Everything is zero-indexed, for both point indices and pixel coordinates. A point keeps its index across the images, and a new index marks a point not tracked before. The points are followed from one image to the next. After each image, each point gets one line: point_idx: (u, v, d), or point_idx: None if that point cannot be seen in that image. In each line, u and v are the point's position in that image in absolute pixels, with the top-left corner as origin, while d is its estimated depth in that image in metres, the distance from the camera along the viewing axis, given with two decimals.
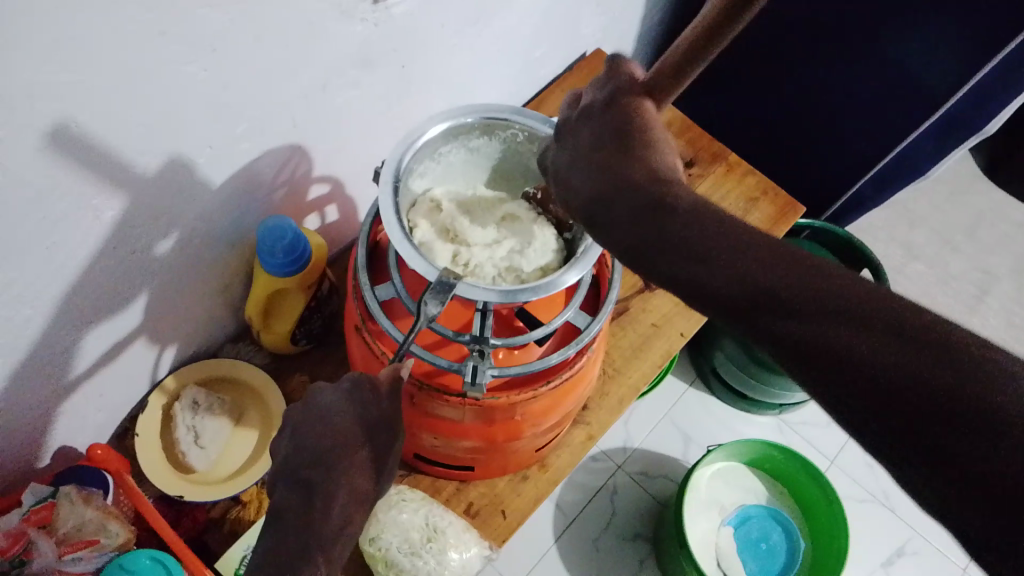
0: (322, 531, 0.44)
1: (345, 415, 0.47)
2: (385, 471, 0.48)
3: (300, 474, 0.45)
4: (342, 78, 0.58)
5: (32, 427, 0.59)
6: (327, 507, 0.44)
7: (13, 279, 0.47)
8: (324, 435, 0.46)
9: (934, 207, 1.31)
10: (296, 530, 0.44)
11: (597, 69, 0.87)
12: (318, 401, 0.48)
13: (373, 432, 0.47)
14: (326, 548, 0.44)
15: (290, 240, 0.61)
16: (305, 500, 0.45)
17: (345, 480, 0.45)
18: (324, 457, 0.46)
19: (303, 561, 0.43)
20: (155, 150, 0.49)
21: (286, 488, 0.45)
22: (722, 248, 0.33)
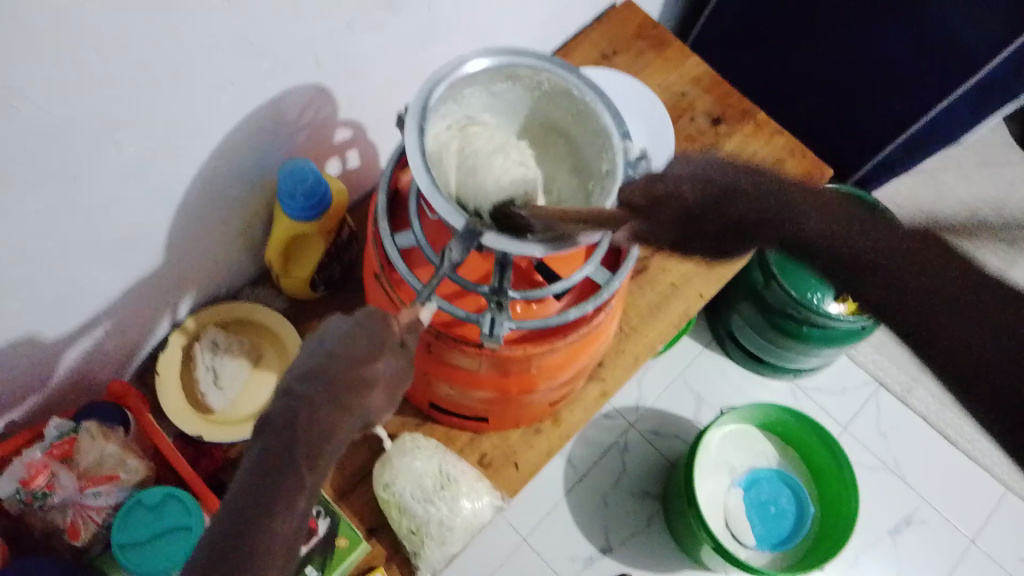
0: (307, 440, 0.43)
1: (345, 341, 0.46)
2: (374, 389, 0.47)
3: (292, 389, 0.44)
4: (367, 20, 0.57)
5: (54, 359, 0.60)
6: (313, 420, 0.43)
7: (35, 211, 0.47)
8: (321, 356, 0.45)
9: (963, 176, 1.27)
10: (281, 437, 0.42)
11: (625, 22, 0.85)
12: (324, 331, 0.48)
13: (377, 351, 0.47)
14: (313, 457, 0.43)
15: (311, 184, 0.61)
16: (293, 414, 0.43)
17: (336, 394, 0.45)
18: (318, 373, 0.45)
19: (289, 468, 0.42)
20: (176, 84, 0.48)
21: (278, 402, 0.44)
22: (825, 240, 0.33)
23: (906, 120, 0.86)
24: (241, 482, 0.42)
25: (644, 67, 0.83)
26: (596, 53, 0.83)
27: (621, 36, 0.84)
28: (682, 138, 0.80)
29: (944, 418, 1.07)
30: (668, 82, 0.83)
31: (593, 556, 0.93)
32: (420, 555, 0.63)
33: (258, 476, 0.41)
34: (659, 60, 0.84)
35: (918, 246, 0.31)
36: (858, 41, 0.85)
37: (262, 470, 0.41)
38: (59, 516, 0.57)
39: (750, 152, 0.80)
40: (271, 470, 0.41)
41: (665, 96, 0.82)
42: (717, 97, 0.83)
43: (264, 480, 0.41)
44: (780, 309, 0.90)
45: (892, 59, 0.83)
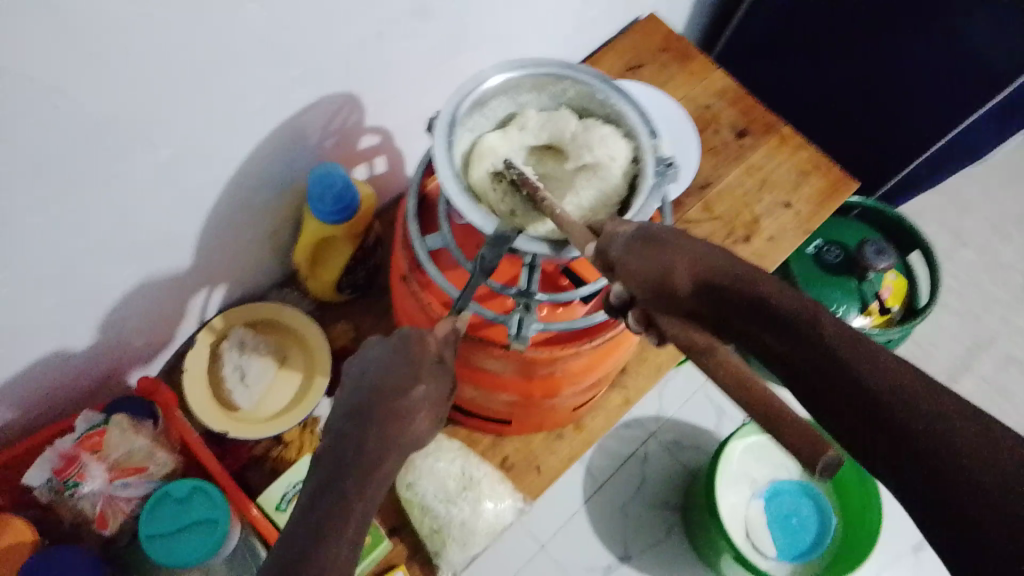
0: (355, 472, 0.41)
1: (383, 369, 0.45)
2: (417, 418, 0.45)
3: (341, 424, 0.43)
4: (397, 28, 0.58)
5: (85, 356, 0.61)
6: (359, 452, 0.41)
7: (74, 209, 0.49)
8: (363, 385, 0.45)
9: (989, 193, 1.26)
10: (332, 470, 0.41)
11: (650, 34, 0.85)
12: (363, 361, 0.47)
13: (412, 377, 0.45)
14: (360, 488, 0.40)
15: (340, 188, 0.62)
16: (342, 447, 0.42)
17: (379, 426, 0.43)
18: (363, 408, 0.43)
19: (335, 494, 0.39)
20: (212, 90, 0.50)
21: (327, 437, 0.43)
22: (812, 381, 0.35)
23: (932, 134, 0.86)
24: (292, 521, 0.39)
25: (669, 79, 0.84)
26: (620, 65, 0.84)
27: (646, 48, 0.85)
28: (706, 150, 0.81)
29: None
30: (692, 94, 0.83)
31: (611, 564, 0.93)
32: (442, 554, 0.64)
33: (310, 507, 0.39)
34: (684, 72, 0.84)
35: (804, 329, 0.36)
36: (883, 56, 0.85)
37: (314, 501, 0.39)
38: (90, 506, 0.58)
39: (775, 165, 0.81)
40: (322, 503, 0.39)
41: (689, 108, 0.83)
42: (741, 110, 0.83)
43: (314, 510, 0.39)
44: None
45: (918, 73, 0.83)
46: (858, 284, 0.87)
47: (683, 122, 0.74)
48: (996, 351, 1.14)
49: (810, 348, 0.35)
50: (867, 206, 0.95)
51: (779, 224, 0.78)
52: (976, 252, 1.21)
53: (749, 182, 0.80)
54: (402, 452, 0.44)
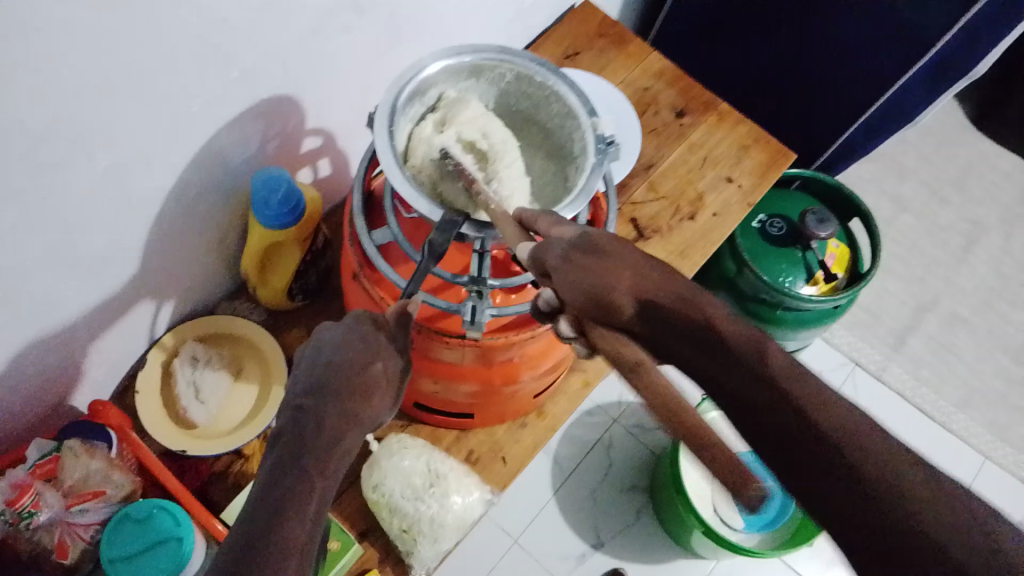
0: (315, 448, 0.40)
1: (343, 348, 0.46)
2: (377, 393, 0.45)
3: (297, 402, 0.42)
4: (333, 26, 0.58)
5: (34, 382, 0.59)
6: (319, 427, 0.41)
7: (10, 227, 0.47)
8: (321, 366, 0.44)
9: (922, 159, 1.31)
10: (292, 448, 0.40)
11: (585, 22, 0.87)
12: (318, 342, 0.46)
13: (371, 354, 0.46)
14: (321, 460, 0.40)
15: (284, 192, 0.61)
16: (300, 423, 0.41)
17: (340, 401, 0.43)
18: (321, 383, 0.43)
19: (295, 468, 0.38)
20: (147, 96, 0.49)
21: (284, 417, 0.42)
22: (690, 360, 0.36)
23: (863, 104, 0.89)
24: (249, 501, 0.37)
25: (607, 64, 0.85)
26: (559, 54, 0.84)
27: (582, 35, 0.86)
28: (648, 131, 0.82)
29: (919, 393, 1.10)
30: (630, 78, 0.85)
31: (585, 552, 0.94)
32: (414, 553, 0.63)
33: (267, 486, 0.38)
34: (621, 56, 0.85)
35: (717, 326, 0.35)
36: (813, 28, 0.87)
37: (273, 480, 0.38)
38: (46, 537, 0.56)
39: (715, 142, 0.82)
40: (285, 476, 0.38)
41: (628, 91, 0.84)
42: (679, 90, 0.85)
43: (274, 488, 0.37)
44: (754, 295, 0.90)
45: (847, 43, 0.85)
46: (804, 253, 0.90)
47: (623, 105, 0.76)
48: (940, 310, 1.18)
49: (659, 329, 0.38)
50: (806, 179, 0.97)
51: (723, 199, 0.79)
52: (914, 217, 1.25)
53: (692, 161, 0.81)
54: (361, 426, 0.44)
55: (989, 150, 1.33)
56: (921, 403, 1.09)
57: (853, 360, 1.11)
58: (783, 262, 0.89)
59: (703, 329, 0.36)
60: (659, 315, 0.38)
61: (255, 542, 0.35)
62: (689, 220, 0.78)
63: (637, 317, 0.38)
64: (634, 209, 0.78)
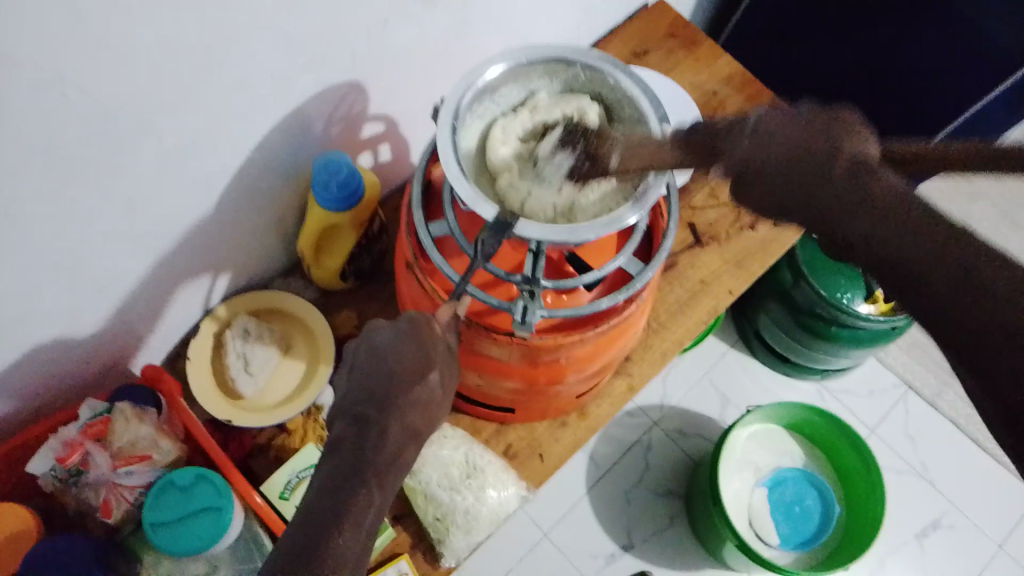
0: (375, 461, 0.42)
1: (401, 351, 0.46)
2: (433, 405, 0.46)
3: (357, 410, 0.44)
4: (403, 14, 0.58)
5: (91, 346, 0.61)
6: (380, 439, 0.43)
7: (78, 196, 0.48)
8: (379, 371, 0.45)
9: (997, 180, 1.26)
10: (349, 457, 0.42)
11: (657, 20, 0.85)
12: (373, 341, 0.47)
13: (427, 364, 0.46)
14: (380, 475, 0.42)
15: (345, 175, 0.62)
16: (361, 433, 0.43)
17: (401, 411, 0.44)
18: (378, 391, 0.44)
19: (355, 481, 0.41)
20: (219, 76, 0.49)
21: (344, 423, 0.44)
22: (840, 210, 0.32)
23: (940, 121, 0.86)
24: (305, 505, 0.40)
25: (676, 65, 0.83)
26: (627, 52, 0.83)
27: (652, 35, 0.84)
28: None
29: (974, 423, 1.06)
30: (699, 80, 0.83)
31: (614, 553, 0.93)
32: (445, 543, 0.64)
33: (326, 490, 0.40)
34: (690, 58, 0.84)
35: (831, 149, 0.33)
36: (894, 39, 0.84)
37: (331, 485, 0.41)
38: (93, 495, 0.58)
39: None
40: (342, 488, 0.40)
41: (695, 94, 0.82)
42: (748, 96, 0.82)
43: (334, 494, 0.40)
44: (809, 308, 0.89)
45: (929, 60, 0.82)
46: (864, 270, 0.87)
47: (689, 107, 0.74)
48: None
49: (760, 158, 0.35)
50: None
51: None
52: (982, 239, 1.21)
53: None
54: (420, 440, 0.45)
55: None
56: (975, 434, 1.06)
57: (906, 383, 1.08)
58: (841, 278, 0.87)
59: (830, 164, 0.33)
60: (811, 138, 0.34)
61: (310, 551, 0.38)
62: (749, 229, 0.76)
63: (763, 166, 0.35)
64: (692, 214, 0.77)
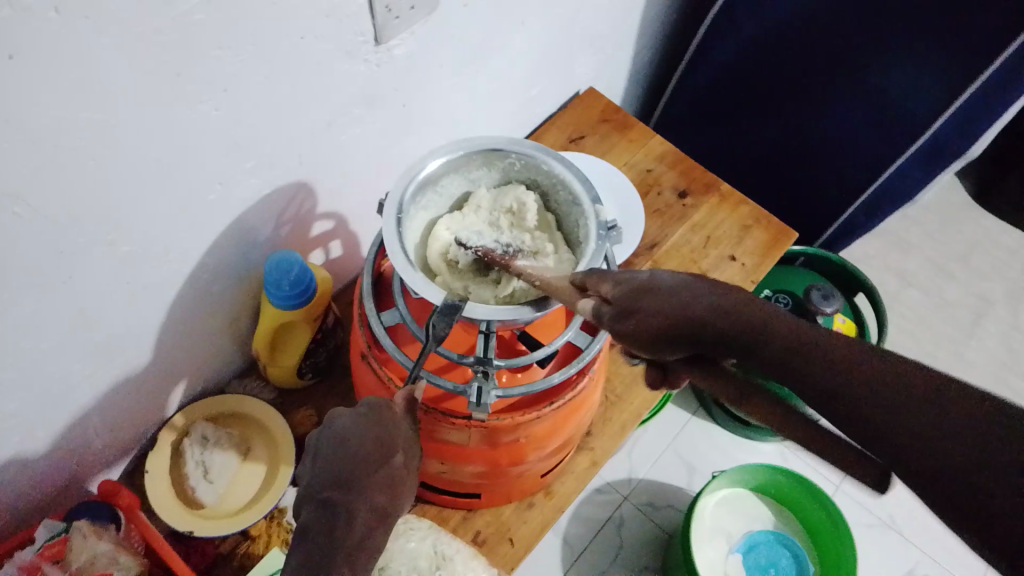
0: (345, 545, 0.42)
1: (364, 433, 0.46)
2: (400, 487, 0.46)
3: (323, 494, 0.44)
4: (345, 117, 0.61)
5: (44, 464, 0.60)
6: (349, 522, 0.42)
7: (31, 312, 0.49)
8: (344, 454, 0.45)
9: (926, 235, 1.32)
10: (320, 544, 0.41)
11: (589, 107, 0.90)
12: (335, 426, 0.47)
13: (392, 445, 0.46)
14: (354, 558, 0.42)
15: (296, 275, 0.63)
16: (330, 518, 0.42)
17: (369, 491, 0.44)
18: (343, 475, 0.44)
19: (329, 566, 0.41)
20: (168, 185, 0.51)
21: (311, 510, 0.43)
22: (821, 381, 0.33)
23: (861, 185, 0.91)
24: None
25: (610, 147, 0.88)
26: (564, 138, 0.87)
27: (586, 121, 0.89)
28: (652, 211, 0.84)
29: None
30: (634, 160, 0.87)
31: None
32: None
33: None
34: (623, 140, 0.88)
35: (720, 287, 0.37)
36: (810, 112, 0.90)
37: (301, 575, 0.40)
38: None
39: (717, 223, 0.84)
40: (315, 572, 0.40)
41: (631, 173, 0.86)
42: (680, 172, 0.87)
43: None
44: None
45: (845, 128, 0.88)
46: None
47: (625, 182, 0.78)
48: None
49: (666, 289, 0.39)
50: (810, 255, 0.98)
51: (728, 278, 0.80)
52: (919, 291, 1.26)
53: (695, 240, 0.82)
54: (388, 521, 0.45)
55: (991, 225, 1.35)
56: None
57: None
58: None
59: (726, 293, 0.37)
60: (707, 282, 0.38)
61: None
62: None
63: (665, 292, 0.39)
64: None
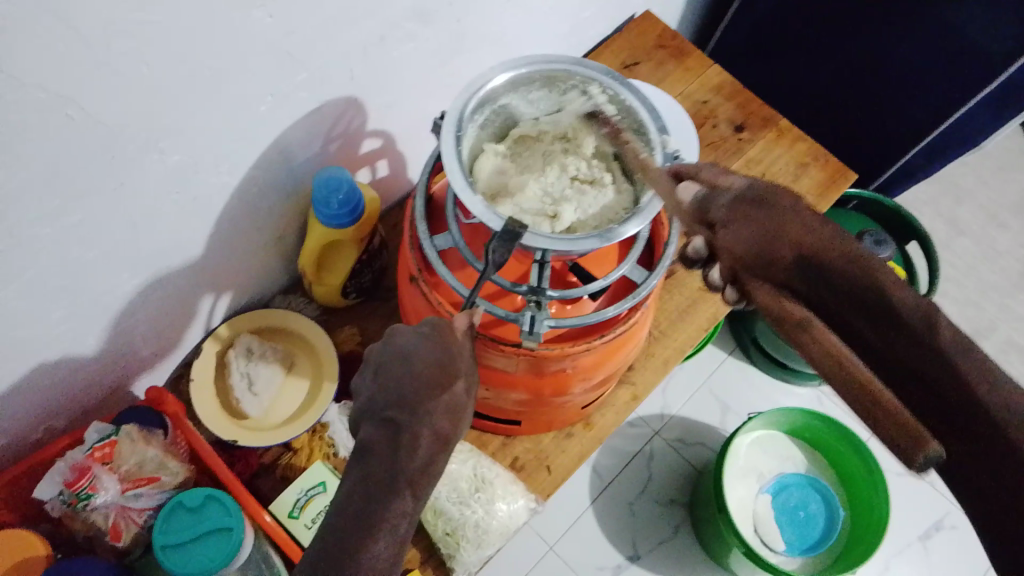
0: (409, 467, 0.42)
1: (426, 355, 0.46)
2: (460, 414, 0.46)
3: (386, 414, 0.44)
4: (398, 31, 0.58)
5: (92, 369, 0.61)
6: (412, 446, 0.42)
7: (83, 218, 0.49)
8: (406, 376, 0.45)
9: (982, 182, 1.28)
10: (383, 463, 0.41)
11: (646, 31, 0.86)
12: (397, 345, 0.47)
13: (453, 372, 0.47)
14: (415, 483, 0.42)
15: (346, 192, 0.62)
16: (393, 439, 0.42)
17: (430, 416, 0.44)
18: (407, 396, 0.44)
19: (389, 491, 0.41)
20: (219, 95, 0.50)
21: (372, 428, 0.43)
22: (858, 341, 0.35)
23: (924, 127, 0.88)
24: (336, 508, 0.41)
25: (665, 76, 0.84)
26: (618, 64, 0.84)
27: (641, 46, 0.86)
28: (705, 145, 0.81)
29: None
30: (689, 90, 0.84)
31: (620, 564, 0.93)
32: (456, 557, 0.63)
33: (359, 496, 0.40)
34: (680, 69, 0.85)
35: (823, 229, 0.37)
36: (877, 49, 0.86)
37: (362, 492, 0.40)
38: (102, 519, 0.57)
39: (773, 159, 0.81)
40: (374, 499, 0.40)
41: (686, 104, 0.83)
42: (738, 105, 0.83)
43: (367, 502, 0.40)
44: None
45: (912, 67, 0.84)
46: None
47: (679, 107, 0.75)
48: (995, 337, 1.15)
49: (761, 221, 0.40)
50: (863, 199, 0.95)
51: None
52: (970, 240, 1.22)
53: (749, 177, 0.80)
54: (448, 447, 0.44)
55: None
56: None
57: None
58: None
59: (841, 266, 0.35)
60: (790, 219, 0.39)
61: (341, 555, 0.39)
62: None
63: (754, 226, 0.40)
64: None
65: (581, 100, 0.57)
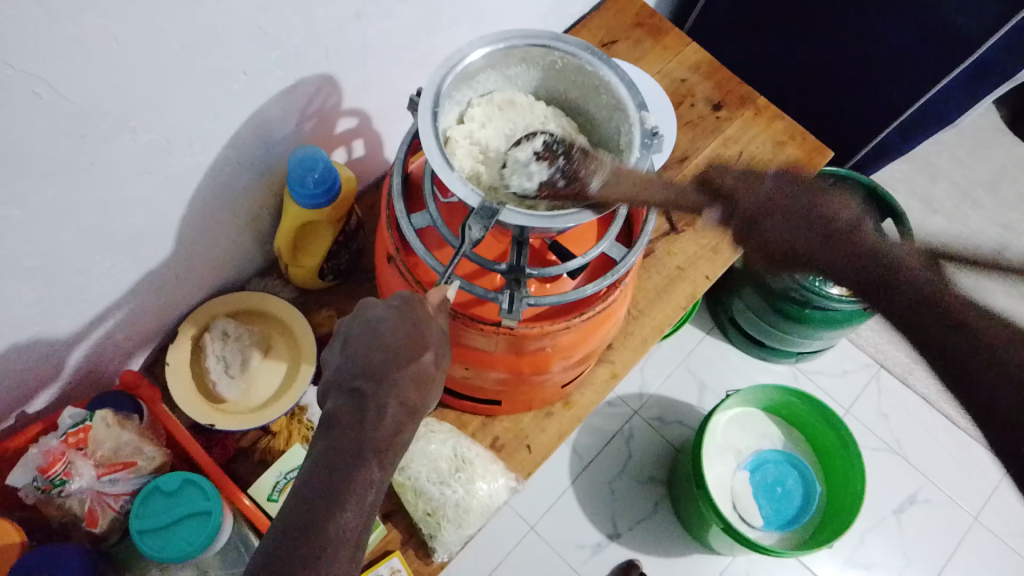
0: (375, 437, 0.41)
1: (396, 328, 0.45)
2: (429, 384, 0.45)
3: (353, 386, 0.43)
4: (374, 6, 0.58)
5: (65, 355, 0.60)
6: (379, 418, 0.42)
7: (53, 199, 0.48)
8: (377, 347, 0.44)
9: (956, 161, 1.29)
10: (349, 434, 0.41)
11: (623, 10, 0.86)
12: (367, 317, 0.46)
13: (422, 342, 0.45)
14: (381, 451, 0.41)
15: (321, 172, 0.61)
16: (361, 409, 0.42)
17: (400, 387, 0.43)
18: (375, 368, 0.43)
19: (357, 460, 0.40)
20: (191, 72, 0.49)
21: (338, 400, 0.43)
22: (872, 286, 0.32)
23: (899, 104, 0.88)
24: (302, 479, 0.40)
25: (644, 54, 0.84)
26: (595, 43, 0.84)
27: (620, 23, 0.85)
28: (683, 123, 0.81)
29: (943, 398, 1.09)
30: (667, 69, 0.84)
31: (601, 542, 0.94)
32: (437, 537, 0.63)
33: (321, 472, 0.39)
34: (658, 47, 0.85)
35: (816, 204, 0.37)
36: (854, 26, 0.86)
37: (323, 471, 0.40)
38: (78, 505, 0.57)
39: (751, 137, 0.81)
40: (339, 467, 0.40)
41: (664, 83, 0.83)
42: (716, 83, 0.83)
43: (331, 475, 0.39)
44: (783, 292, 0.90)
45: (888, 45, 0.84)
46: None
47: (656, 84, 0.74)
48: None
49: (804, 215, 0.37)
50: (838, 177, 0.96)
51: None
52: (944, 218, 1.24)
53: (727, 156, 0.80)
54: (415, 417, 0.44)
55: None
56: (945, 409, 1.08)
57: (878, 362, 1.10)
58: None
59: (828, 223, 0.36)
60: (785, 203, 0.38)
61: (302, 532, 0.38)
62: None
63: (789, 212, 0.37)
64: (666, 201, 0.77)
65: (559, 76, 0.57)
